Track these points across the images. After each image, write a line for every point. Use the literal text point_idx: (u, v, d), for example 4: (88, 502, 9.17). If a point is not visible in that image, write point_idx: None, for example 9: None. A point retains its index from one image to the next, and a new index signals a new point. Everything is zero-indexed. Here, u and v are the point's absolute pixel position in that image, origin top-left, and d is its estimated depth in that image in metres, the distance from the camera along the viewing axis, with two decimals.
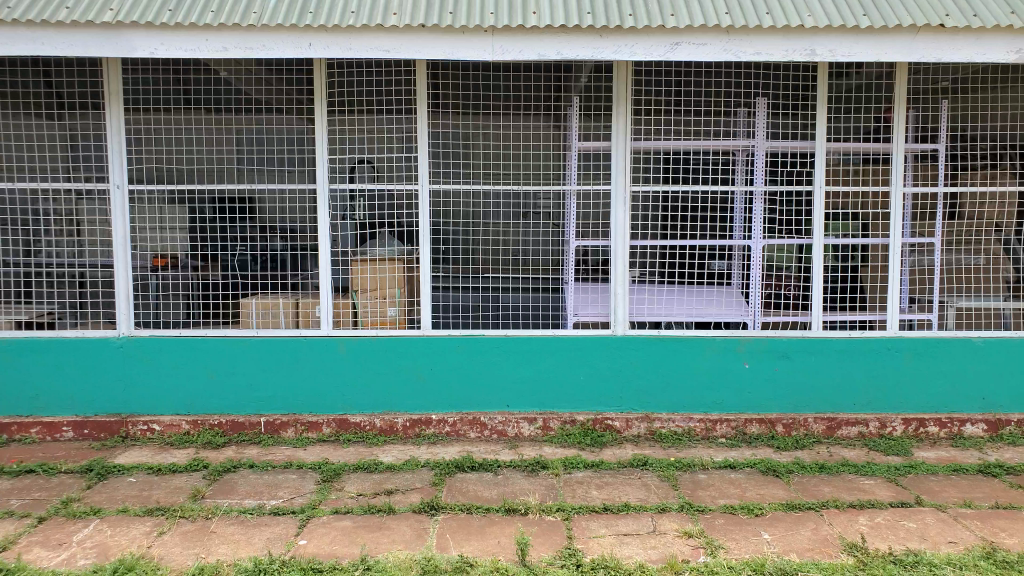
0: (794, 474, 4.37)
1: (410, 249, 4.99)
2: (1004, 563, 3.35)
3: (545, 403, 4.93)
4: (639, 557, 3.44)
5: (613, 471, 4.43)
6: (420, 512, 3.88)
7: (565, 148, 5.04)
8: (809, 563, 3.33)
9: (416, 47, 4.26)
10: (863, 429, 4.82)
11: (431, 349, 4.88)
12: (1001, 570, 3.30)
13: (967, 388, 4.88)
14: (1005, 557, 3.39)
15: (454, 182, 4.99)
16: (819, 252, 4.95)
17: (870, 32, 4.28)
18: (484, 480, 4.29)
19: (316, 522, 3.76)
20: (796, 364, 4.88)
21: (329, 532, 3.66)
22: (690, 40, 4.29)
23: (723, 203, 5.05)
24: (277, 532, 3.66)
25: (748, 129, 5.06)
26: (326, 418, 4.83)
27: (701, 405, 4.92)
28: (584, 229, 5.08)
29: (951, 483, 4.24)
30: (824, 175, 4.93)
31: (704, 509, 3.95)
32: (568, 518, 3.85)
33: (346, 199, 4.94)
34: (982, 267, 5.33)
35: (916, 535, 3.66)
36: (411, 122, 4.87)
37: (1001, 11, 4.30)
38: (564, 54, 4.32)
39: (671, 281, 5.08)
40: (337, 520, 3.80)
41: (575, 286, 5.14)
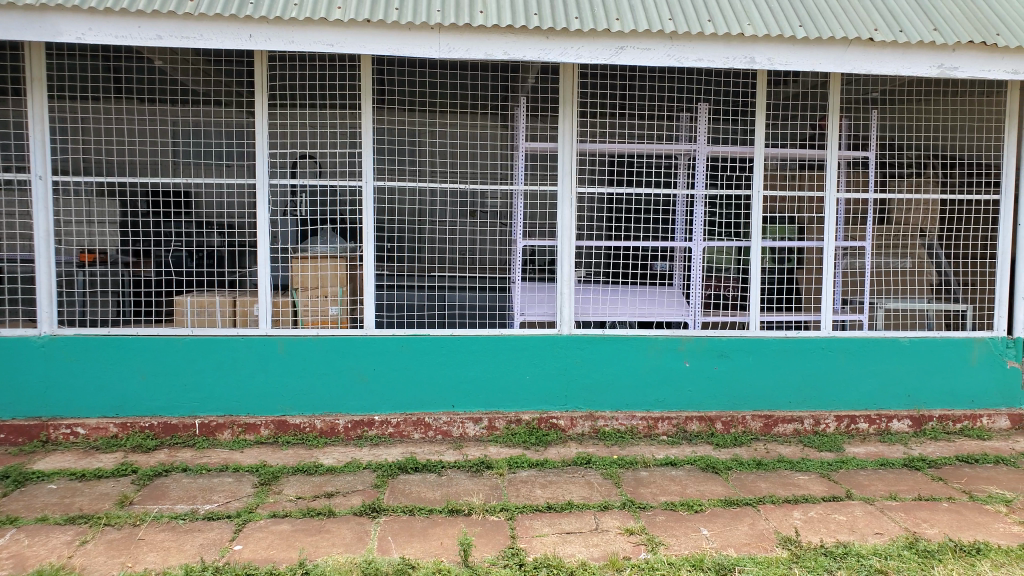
0: (732, 471, 4.49)
1: (353, 246, 4.92)
2: (924, 552, 3.52)
3: (490, 403, 4.91)
4: (581, 555, 3.47)
5: (557, 470, 4.46)
6: (361, 515, 3.82)
7: (512, 148, 5.09)
8: (745, 557, 3.41)
9: (360, 42, 4.19)
10: (798, 426, 4.98)
11: (374, 348, 4.79)
12: (922, 559, 3.46)
13: (896, 386, 5.08)
14: (926, 547, 3.56)
15: (400, 179, 4.94)
16: (756, 255, 5.00)
17: (806, 43, 4.43)
18: (427, 481, 4.26)
19: (253, 527, 3.66)
20: (735, 363, 5.00)
21: (267, 537, 3.56)
22: (636, 44, 4.36)
23: (665, 207, 5.13)
24: (210, 538, 3.54)
25: (690, 133, 5.14)
26: (265, 419, 4.72)
27: (644, 404, 4.99)
28: (531, 228, 5.12)
29: (879, 476, 4.43)
30: (762, 179, 5.03)
31: (645, 506, 4.01)
32: (511, 518, 3.85)
33: (287, 194, 4.80)
34: (908, 271, 5.58)
35: (845, 527, 3.81)
36: (355, 118, 4.76)
37: (925, 29, 4.52)
38: (511, 54, 4.32)
39: (616, 281, 5.13)
40: (275, 524, 3.70)
41: (522, 285, 5.20)
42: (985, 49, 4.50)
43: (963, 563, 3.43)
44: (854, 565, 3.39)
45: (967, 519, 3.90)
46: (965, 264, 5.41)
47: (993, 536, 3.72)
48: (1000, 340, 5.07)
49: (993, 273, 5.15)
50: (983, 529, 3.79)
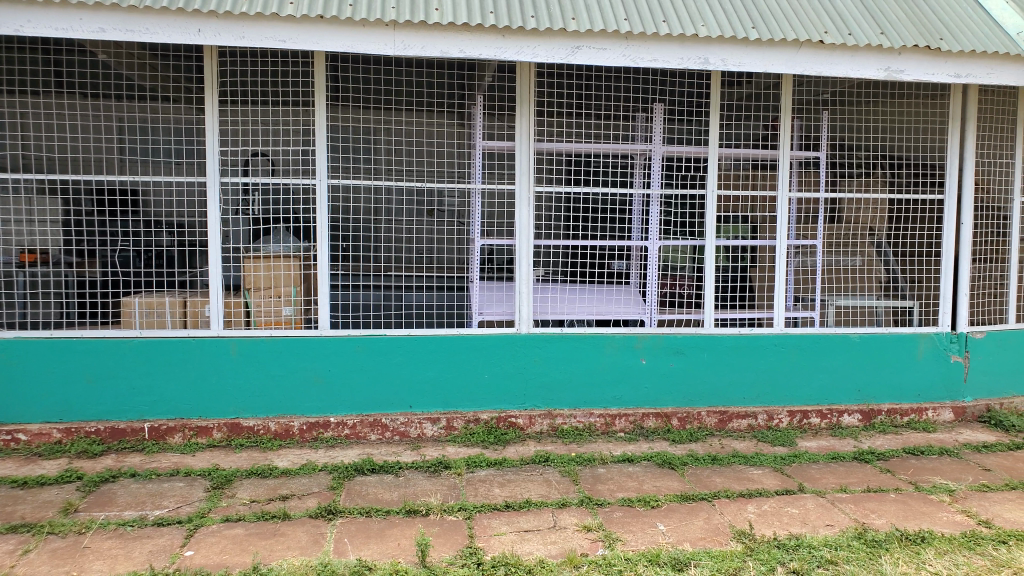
0: (688, 466, 4.54)
1: (306, 246, 4.85)
2: (873, 542, 3.62)
3: (448, 403, 4.89)
4: (539, 553, 3.47)
5: (515, 468, 4.46)
6: (317, 517, 3.77)
7: (470, 147, 5.09)
8: (701, 551, 3.46)
9: (313, 38, 4.12)
10: (752, 422, 5.08)
11: (329, 348, 4.73)
12: (870, 549, 3.55)
13: (847, 382, 5.20)
14: (875, 537, 3.66)
15: (354, 178, 4.88)
16: (711, 253, 5.10)
17: (759, 45, 4.51)
18: (384, 482, 4.22)
19: (205, 532, 3.59)
20: (691, 360, 5.06)
21: (219, 542, 3.49)
22: (591, 44, 4.38)
23: (622, 206, 5.18)
24: (160, 545, 3.45)
25: (646, 133, 5.17)
26: (217, 422, 4.63)
27: (601, 402, 5.02)
28: (489, 227, 5.10)
29: (830, 470, 4.53)
30: (716, 179, 5.12)
31: (602, 503, 4.04)
32: (469, 517, 3.84)
33: (240, 193, 4.76)
34: (858, 268, 5.65)
35: (798, 520, 3.88)
36: (308, 116, 4.72)
37: (872, 32, 4.64)
38: (467, 52, 4.30)
39: (574, 280, 5.15)
40: (228, 528, 3.63)
41: (480, 285, 5.13)
42: (930, 53, 4.63)
43: (909, 552, 3.53)
44: (806, 557, 3.46)
45: (913, 509, 4.02)
46: (911, 262, 5.51)
47: (938, 524, 3.84)
48: (944, 335, 5.23)
49: (937, 270, 5.30)
50: (928, 518, 3.91)
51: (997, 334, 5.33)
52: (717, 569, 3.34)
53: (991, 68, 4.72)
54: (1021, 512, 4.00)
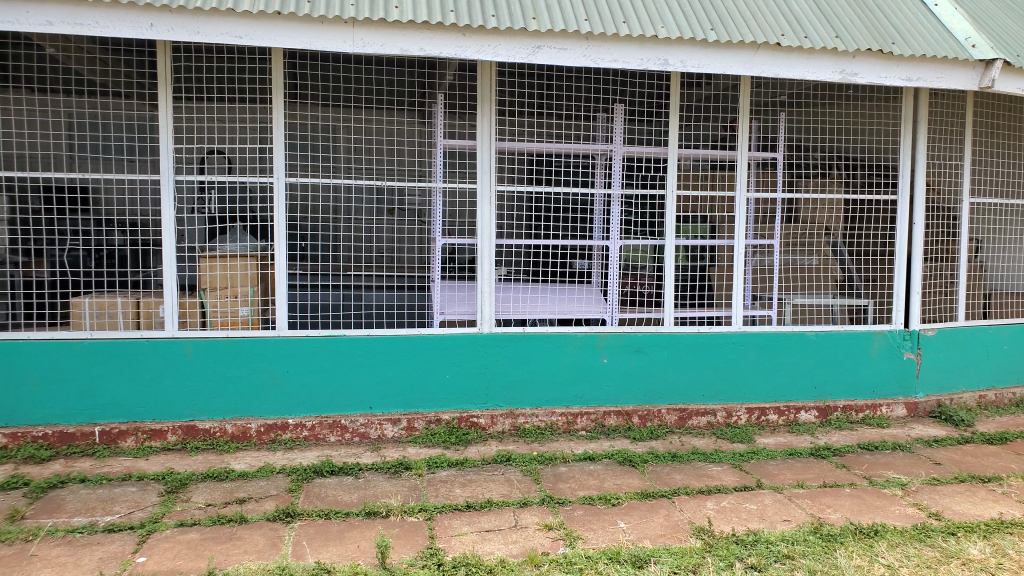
0: (649, 464, 4.58)
1: (263, 245, 4.77)
2: (828, 536, 3.68)
3: (409, 403, 4.86)
4: (500, 552, 3.47)
5: (476, 468, 4.45)
6: (275, 520, 3.72)
7: (431, 147, 5.01)
8: (661, 548, 3.49)
9: (270, 35, 4.06)
10: (711, 419, 5.13)
11: (288, 349, 4.67)
12: (826, 543, 3.62)
13: (804, 379, 5.30)
14: (830, 531, 3.73)
15: (312, 175, 4.86)
16: (670, 252, 5.16)
17: (717, 47, 4.56)
18: (344, 484, 4.18)
19: (158, 537, 3.51)
20: (651, 358, 5.10)
21: (173, 547, 3.41)
22: (552, 44, 4.39)
23: (583, 206, 5.16)
24: (111, 551, 3.37)
25: (607, 133, 5.19)
26: (172, 425, 4.53)
27: (563, 400, 5.03)
28: (451, 226, 5.07)
29: (787, 466, 4.61)
30: (675, 179, 5.17)
31: (564, 501, 4.05)
32: (430, 518, 3.82)
33: (195, 191, 4.68)
34: (814, 268, 5.68)
35: (756, 515, 3.94)
36: (265, 113, 4.69)
37: (827, 35, 4.72)
38: (428, 50, 4.28)
39: (536, 279, 5.14)
40: (182, 533, 3.56)
41: (442, 285, 5.08)
42: (883, 57, 4.73)
43: (863, 545, 3.60)
44: (763, 552, 3.51)
45: (867, 503, 4.10)
46: (867, 261, 5.54)
47: (890, 517, 3.92)
48: (897, 333, 5.36)
49: (890, 269, 5.42)
50: (881, 512, 4.00)
51: (947, 331, 5.48)
52: (676, 565, 3.36)
53: (942, 73, 4.83)
54: (969, 504, 4.11)
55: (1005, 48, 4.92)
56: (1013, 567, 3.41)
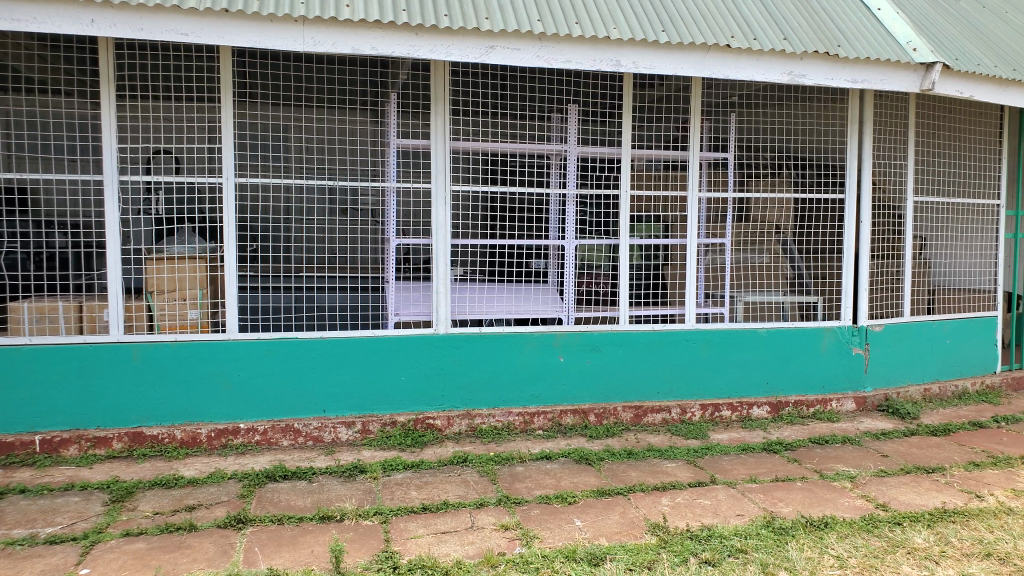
0: (605, 462, 4.61)
1: (212, 246, 4.71)
2: (780, 529, 3.75)
3: (364, 406, 4.81)
4: (456, 554, 3.45)
5: (432, 470, 4.43)
6: (225, 527, 3.65)
7: (384, 145, 5.00)
8: (616, 545, 3.51)
9: (217, 32, 3.99)
10: (666, 416, 5.19)
11: (239, 352, 4.60)
12: (777, 536, 3.68)
13: (756, 375, 5.39)
14: (781, 524, 3.80)
15: (260, 176, 4.77)
16: (626, 252, 5.23)
17: (668, 48, 4.61)
18: (298, 489, 4.12)
19: (103, 547, 3.41)
20: (607, 357, 5.15)
21: (119, 557, 3.32)
22: (505, 44, 4.38)
23: (538, 206, 5.16)
24: (53, 563, 3.26)
25: (562, 134, 5.23)
26: (118, 432, 4.42)
27: (520, 400, 5.03)
28: (405, 226, 5.03)
29: (740, 461, 4.68)
30: (629, 179, 5.23)
31: (520, 501, 4.05)
32: (385, 521, 3.79)
33: (141, 191, 4.56)
34: (765, 266, 5.74)
35: (709, 511, 3.99)
36: (214, 113, 4.62)
37: (775, 37, 4.81)
38: (380, 50, 4.24)
39: (491, 278, 5.12)
40: (128, 543, 3.46)
41: (397, 285, 5.08)
42: (829, 59, 4.83)
43: (813, 537, 3.68)
44: (716, 546, 3.56)
45: (818, 496, 4.19)
46: (815, 258, 5.62)
47: (840, 510, 4.01)
48: (845, 329, 5.51)
49: (839, 266, 5.56)
50: (831, 504, 4.08)
51: (894, 327, 5.64)
52: (631, 562, 3.38)
53: (885, 75, 4.95)
54: (914, 494, 4.23)
55: (945, 51, 5.07)
56: (955, 554, 3.51)
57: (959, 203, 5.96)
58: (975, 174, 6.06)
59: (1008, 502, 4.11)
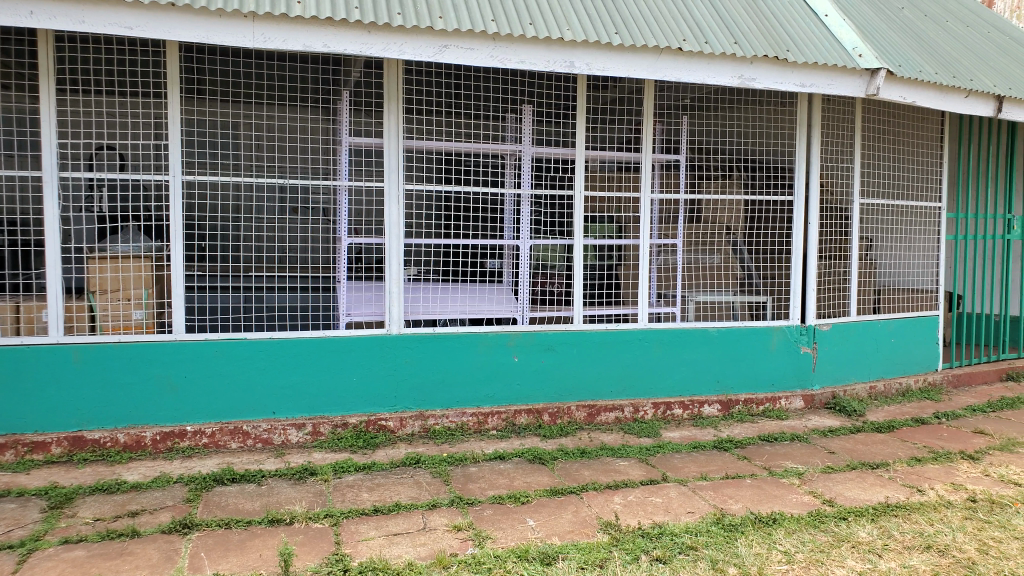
0: (558, 461, 4.63)
1: (157, 246, 4.65)
2: (729, 526, 3.81)
3: (315, 407, 4.76)
4: (408, 555, 3.43)
5: (385, 472, 4.39)
6: (170, 532, 3.57)
7: (335, 143, 4.99)
8: (569, 544, 3.52)
9: (163, 26, 3.89)
10: (620, 414, 5.24)
11: (186, 354, 4.51)
12: (727, 533, 3.74)
13: (708, 373, 5.48)
14: (731, 521, 3.86)
15: (209, 173, 4.69)
16: (580, 252, 5.24)
17: (621, 50, 4.64)
18: (246, 492, 4.05)
19: (40, 555, 3.30)
20: (560, 356, 5.18)
21: (56, 566, 3.22)
22: (458, 44, 4.37)
23: (493, 205, 5.18)
24: None
25: (516, 134, 5.26)
26: (57, 436, 4.30)
27: (474, 400, 5.03)
28: (358, 225, 5.04)
29: (691, 459, 4.74)
30: (584, 180, 5.28)
31: (473, 501, 4.04)
32: (336, 524, 3.74)
33: (82, 189, 4.44)
34: (714, 266, 5.86)
35: (661, 508, 4.03)
36: (160, 107, 4.49)
37: (726, 41, 4.87)
38: (332, 47, 4.19)
39: (445, 278, 5.11)
40: (67, 551, 3.36)
41: (348, 285, 5.03)
42: (778, 63, 4.92)
43: (761, 533, 3.75)
44: (667, 544, 3.60)
45: (767, 493, 4.27)
46: (764, 259, 5.68)
47: (787, 506, 4.09)
48: (794, 328, 5.64)
49: (787, 267, 5.67)
50: (779, 501, 4.16)
51: (841, 326, 5.78)
52: (583, 561, 3.40)
53: (832, 79, 5.07)
54: (859, 490, 4.34)
55: (889, 58, 5.21)
56: (897, 547, 3.61)
57: (902, 204, 6.12)
58: (918, 179, 6.23)
59: (948, 496, 4.24)
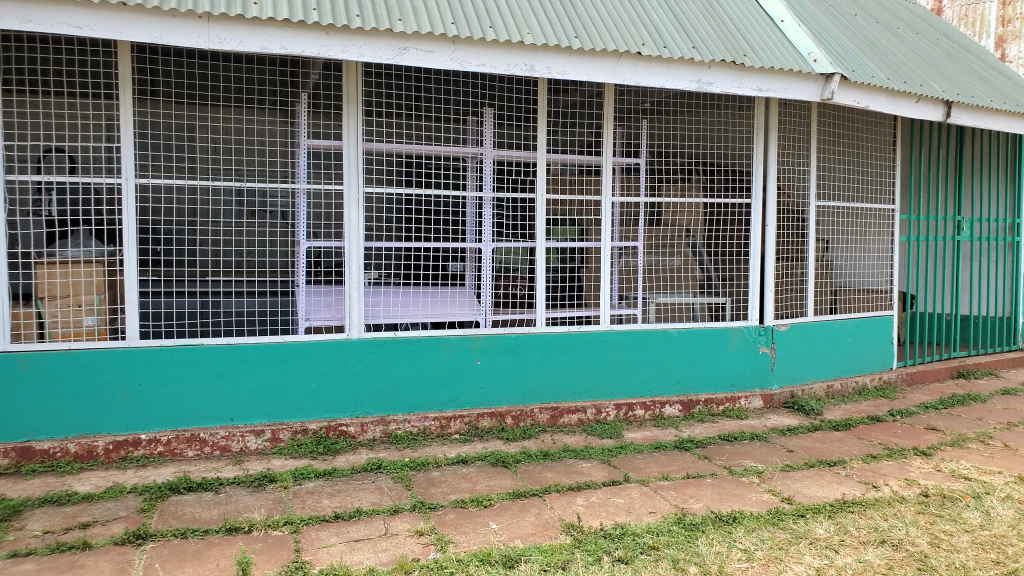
0: (521, 464, 4.64)
1: (110, 250, 4.50)
2: (690, 525, 3.85)
3: (273, 414, 4.69)
4: (369, 561, 3.40)
5: (345, 477, 4.35)
6: (123, 544, 3.48)
7: (294, 146, 4.89)
8: (531, 546, 3.53)
9: (114, 27, 3.80)
10: (582, 416, 5.26)
11: (139, 361, 4.42)
12: (687, 532, 3.78)
13: (668, 374, 5.55)
14: (692, 520, 3.90)
15: (164, 176, 4.58)
16: (541, 254, 5.26)
17: (581, 54, 4.67)
18: (203, 501, 3.98)
19: None
20: (523, 359, 5.18)
21: None
22: (418, 46, 4.34)
23: (456, 208, 5.21)
24: None
25: (476, 137, 5.24)
26: (4, 447, 4.18)
27: (435, 404, 5.02)
28: (317, 227, 5.06)
29: (653, 459, 4.79)
30: (545, 184, 5.29)
31: (435, 506, 4.03)
32: (295, 531, 3.70)
33: (29, 192, 4.37)
34: (676, 268, 5.91)
35: (622, 509, 4.06)
36: (112, 110, 4.41)
37: (685, 46, 4.93)
38: (289, 49, 4.13)
39: (406, 282, 5.12)
40: (14, 565, 3.26)
41: (307, 290, 4.94)
42: (735, 68, 4.99)
43: (721, 532, 3.79)
44: (629, 544, 3.62)
45: (726, 492, 4.33)
46: (723, 262, 5.81)
47: (747, 504, 4.15)
48: (752, 329, 5.74)
49: (746, 270, 5.78)
50: (739, 499, 4.22)
51: (798, 327, 5.90)
52: (545, 563, 3.40)
53: (788, 84, 5.16)
54: (817, 487, 4.42)
55: (843, 63, 5.32)
56: (852, 543, 3.68)
57: (856, 207, 6.23)
58: (875, 186, 6.41)
59: (902, 491, 4.35)
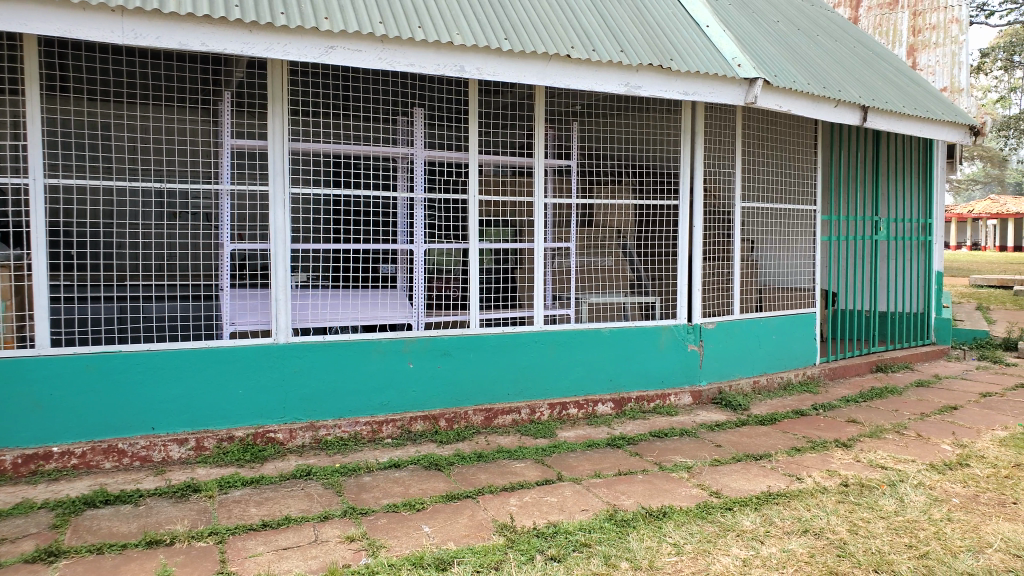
0: (455, 466, 4.63)
1: (15, 254, 4.30)
2: (621, 522, 3.91)
3: (197, 422, 4.56)
4: (297, 569, 3.33)
5: (274, 485, 4.26)
6: (32, 562, 3.31)
7: (217, 146, 4.77)
8: (464, 548, 3.52)
9: (16, 19, 3.58)
10: (516, 417, 5.28)
11: (51, 370, 4.22)
12: (619, 529, 3.83)
13: (600, 372, 5.65)
14: (623, 517, 3.96)
15: (75, 176, 4.42)
16: (474, 256, 5.27)
17: (510, 56, 4.67)
18: (121, 515, 3.82)
19: None
20: (456, 360, 5.18)
21: None
22: (345, 45, 4.26)
23: (386, 208, 5.15)
24: None
25: (408, 137, 5.23)
26: None
27: (366, 408, 4.97)
28: (241, 230, 4.89)
29: (586, 457, 4.85)
30: (478, 185, 5.32)
31: (367, 511, 3.98)
32: (220, 541, 3.59)
33: None
34: (607, 268, 6.08)
35: (556, 508, 4.10)
36: (17, 105, 4.17)
37: (613, 50, 4.99)
38: (210, 46, 4.00)
39: (335, 284, 5.01)
40: None
41: (231, 293, 4.88)
42: (663, 72, 5.08)
43: (652, 527, 3.86)
44: (561, 542, 3.66)
45: (656, 487, 4.41)
46: (652, 262, 5.92)
47: (677, 499, 4.24)
48: (682, 327, 5.89)
49: (673, 270, 5.91)
50: (669, 495, 4.31)
51: (725, 324, 6.10)
52: (478, 564, 3.40)
53: (713, 88, 5.28)
54: (744, 481, 4.55)
55: (766, 68, 5.48)
56: (777, 533, 3.81)
57: (779, 208, 6.48)
58: (798, 184, 6.63)
59: (823, 482, 4.52)
